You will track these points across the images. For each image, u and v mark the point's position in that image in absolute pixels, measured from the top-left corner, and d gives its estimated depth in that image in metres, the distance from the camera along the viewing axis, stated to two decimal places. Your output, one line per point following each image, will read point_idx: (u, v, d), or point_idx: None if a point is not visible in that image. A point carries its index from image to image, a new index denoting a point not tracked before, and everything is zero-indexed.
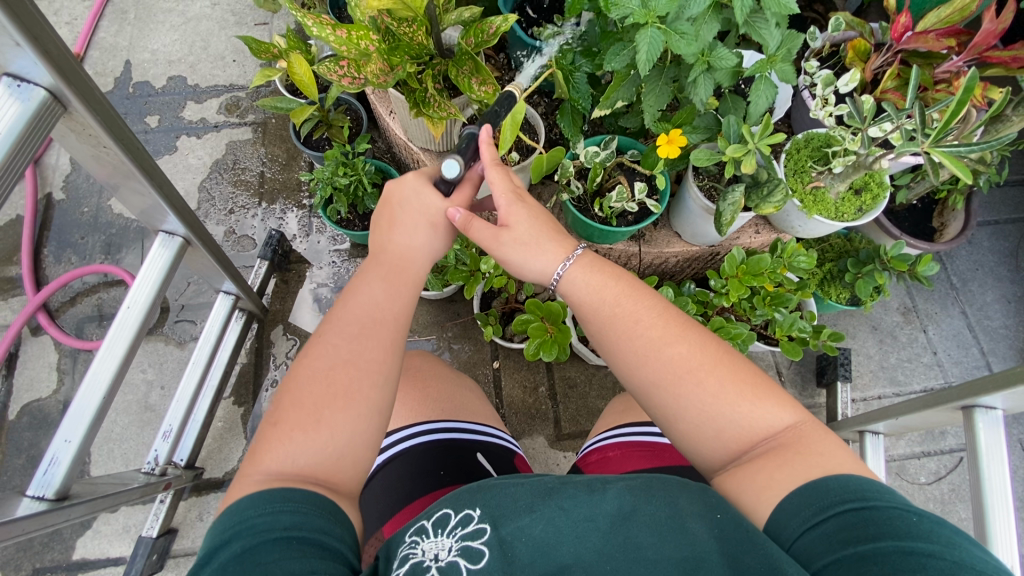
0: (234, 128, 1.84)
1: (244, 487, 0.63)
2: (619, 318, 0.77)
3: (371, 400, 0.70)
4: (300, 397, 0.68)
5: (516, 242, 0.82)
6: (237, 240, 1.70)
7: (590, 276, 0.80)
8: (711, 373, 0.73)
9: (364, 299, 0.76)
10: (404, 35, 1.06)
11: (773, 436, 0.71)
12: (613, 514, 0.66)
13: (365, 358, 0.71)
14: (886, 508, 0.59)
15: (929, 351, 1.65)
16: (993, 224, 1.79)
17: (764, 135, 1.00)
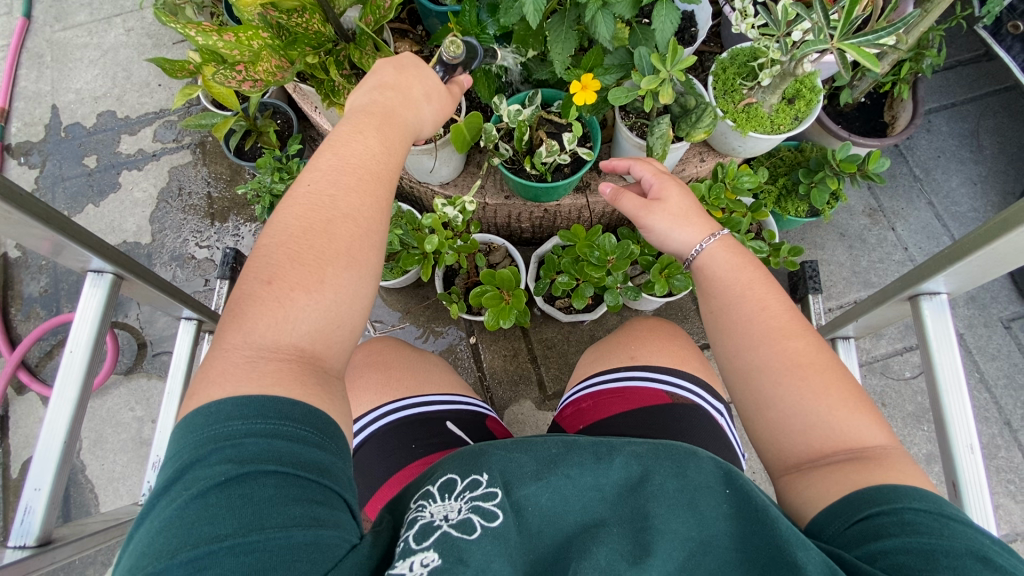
0: (172, 154, 1.81)
1: (231, 364, 0.58)
2: (748, 293, 0.78)
3: (369, 263, 0.68)
4: (297, 251, 0.64)
5: (667, 212, 0.88)
6: (197, 264, 1.69)
7: (731, 255, 0.82)
8: (821, 375, 0.70)
9: (357, 146, 0.72)
10: (297, 26, 1.03)
11: (858, 449, 0.66)
12: (621, 484, 0.66)
13: (364, 214, 0.68)
14: (963, 522, 0.56)
15: (899, 248, 1.63)
16: (950, 108, 1.76)
17: (675, 61, 0.97)
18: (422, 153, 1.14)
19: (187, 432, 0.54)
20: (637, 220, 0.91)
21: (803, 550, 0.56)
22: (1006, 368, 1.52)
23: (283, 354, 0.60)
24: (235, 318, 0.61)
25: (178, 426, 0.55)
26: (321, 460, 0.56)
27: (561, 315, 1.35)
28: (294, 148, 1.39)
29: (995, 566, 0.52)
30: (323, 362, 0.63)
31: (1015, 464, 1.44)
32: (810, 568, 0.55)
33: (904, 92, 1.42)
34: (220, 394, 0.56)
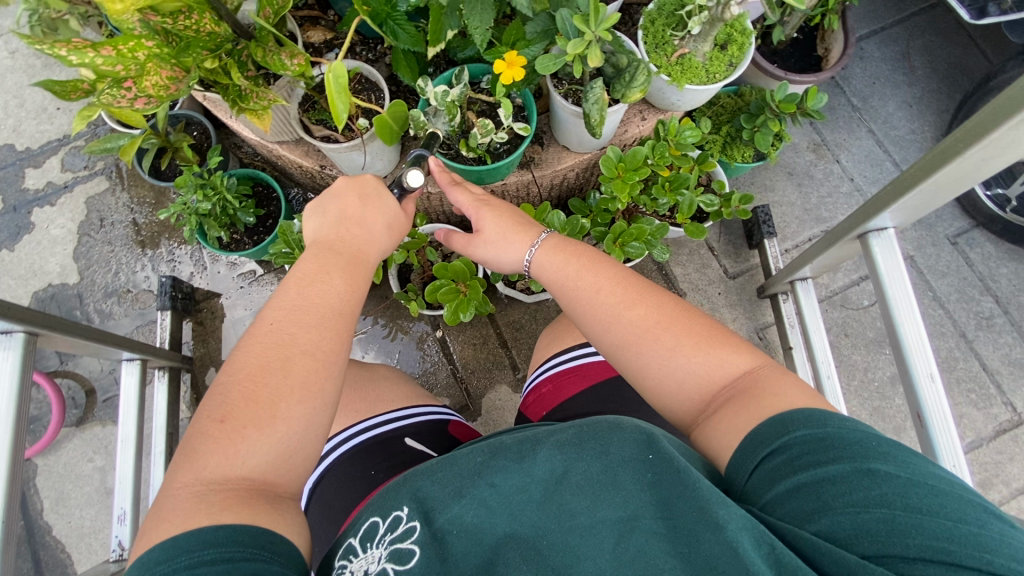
0: (86, 182, 1.67)
1: (180, 500, 0.57)
2: (583, 282, 0.80)
3: (326, 393, 0.68)
4: (252, 387, 0.64)
5: (487, 244, 0.93)
6: (134, 297, 1.58)
7: (557, 255, 0.84)
8: (667, 329, 0.73)
9: (323, 284, 0.73)
10: (186, 29, 0.93)
11: (731, 384, 0.69)
12: (546, 480, 0.65)
13: (324, 350, 0.68)
14: (848, 435, 0.56)
15: (846, 179, 1.65)
16: (879, 33, 1.76)
17: (599, 19, 0.91)
18: (350, 150, 1.07)
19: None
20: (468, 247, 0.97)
21: (723, 506, 0.54)
22: (956, 283, 1.57)
23: (234, 486, 0.60)
24: (189, 455, 0.60)
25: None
26: (252, 567, 0.53)
27: (524, 296, 1.32)
28: (214, 161, 1.29)
29: (877, 477, 0.52)
30: (276, 487, 0.63)
31: (973, 372, 1.51)
32: (731, 526, 0.53)
33: (834, 23, 1.40)
34: (167, 531, 0.54)
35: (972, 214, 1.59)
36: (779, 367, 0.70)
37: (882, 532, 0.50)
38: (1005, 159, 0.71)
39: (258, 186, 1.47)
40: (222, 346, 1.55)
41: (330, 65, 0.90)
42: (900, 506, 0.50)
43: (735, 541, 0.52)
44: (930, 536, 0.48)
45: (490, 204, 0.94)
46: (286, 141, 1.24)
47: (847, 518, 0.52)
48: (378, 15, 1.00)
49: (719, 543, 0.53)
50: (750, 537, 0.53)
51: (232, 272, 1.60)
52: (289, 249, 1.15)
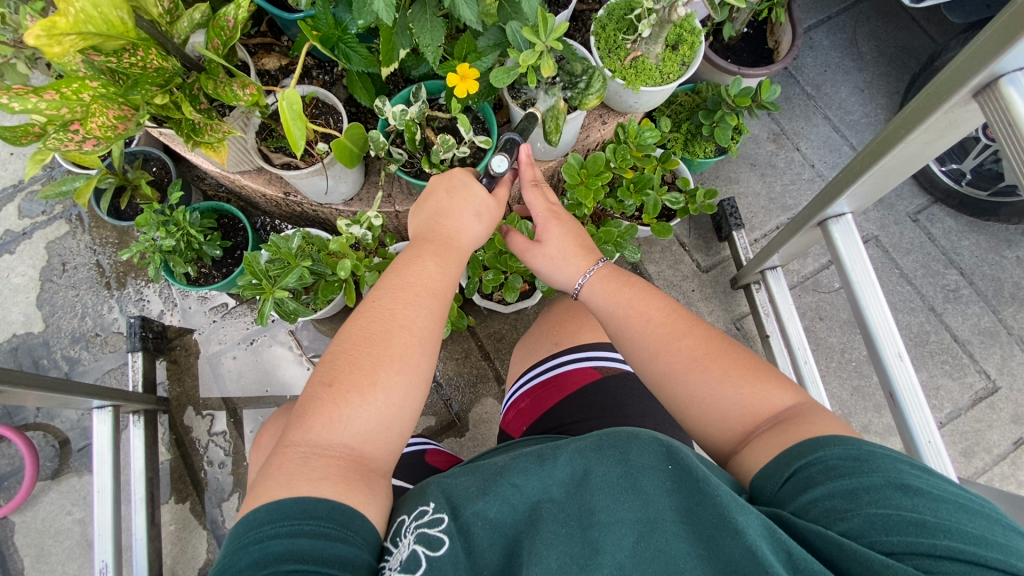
0: (45, 228, 1.62)
1: (288, 458, 0.63)
2: (631, 310, 0.82)
3: (418, 369, 0.73)
4: (356, 357, 0.71)
5: (546, 257, 0.93)
6: (103, 341, 1.54)
7: (608, 283, 0.86)
8: (716, 361, 0.73)
9: (418, 268, 0.80)
10: (132, 66, 0.91)
11: (774, 417, 0.69)
12: (567, 482, 0.64)
13: (420, 327, 0.75)
14: (884, 453, 0.57)
15: (807, 166, 1.69)
16: (826, 22, 1.81)
17: (549, 30, 0.92)
18: (311, 174, 1.07)
19: (231, 553, 0.54)
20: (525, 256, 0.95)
21: (742, 514, 0.55)
22: (921, 259, 1.62)
23: (333, 452, 0.64)
24: (300, 419, 0.67)
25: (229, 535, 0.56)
26: (345, 553, 0.55)
27: (502, 306, 1.30)
28: (174, 196, 1.27)
29: (910, 490, 0.53)
30: (370, 460, 0.67)
31: (945, 343, 1.55)
32: (750, 530, 0.54)
33: (781, 16, 1.43)
34: (273, 493, 0.59)
35: (930, 190, 1.64)
36: (824, 406, 0.69)
37: (911, 535, 0.51)
38: (945, 141, 0.73)
39: (224, 218, 1.45)
40: (199, 383, 1.51)
41: (283, 93, 0.88)
42: (933, 515, 0.51)
43: (757, 547, 0.52)
44: (960, 541, 0.50)
45: (561, 217, 0.95)
46: (247, 170, 1.22)
47: (877, 521, 0.52)
48: (329, 39, 0.99)
49: (740, 547, 0.53)
50: (769, 544, 0.53)
51: (204, 306, 1.57)
52: (258, 280, 1.13)
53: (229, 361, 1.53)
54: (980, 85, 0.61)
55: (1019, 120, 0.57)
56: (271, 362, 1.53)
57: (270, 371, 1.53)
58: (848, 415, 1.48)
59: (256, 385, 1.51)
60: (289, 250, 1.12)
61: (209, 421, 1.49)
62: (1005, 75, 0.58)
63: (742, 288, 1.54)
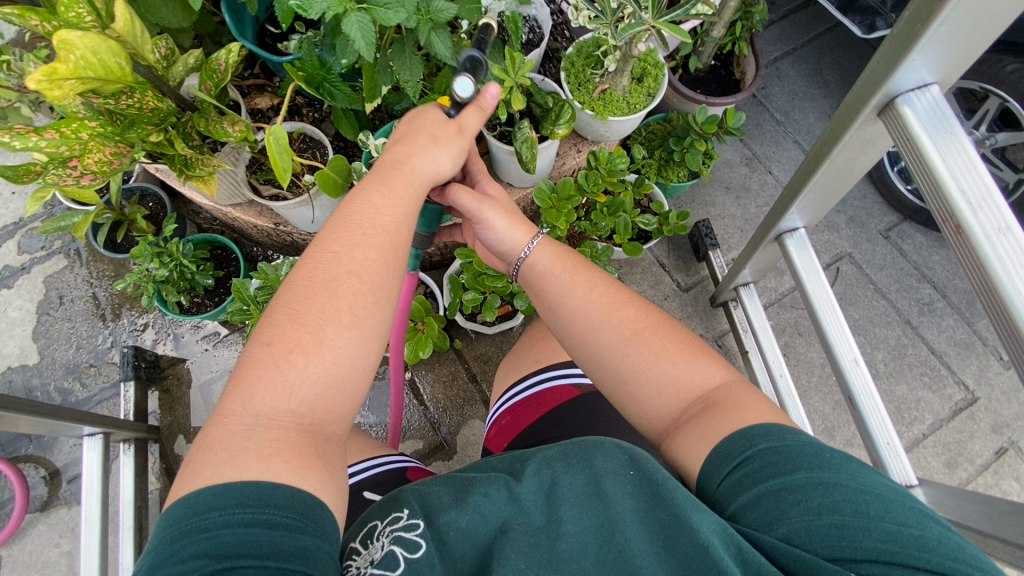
0: (44, 262, 1.67)
1: (230, 429, 0.58)
2: (575, 284, 0.80)
3: (373, 320, 0.67)
4: (297, 312, 0.63)
5: (503, 199, 0.89)
6: (97, 371, 1.57)
7: (552, 253, 0.84)
8: (652, 336, 0.75)
9: (364, 205, 0.71)
10: (129, 107, 0.97)
11: (707, 395, 0.71)
12: (536, 492, 0.66)
13: (369, 273, 0.67)
14: (806, 447, 0.59)
15: (780, 188, 1.75)
16: (791, 53, 1.91)
17: (518, 66, 1.01)
18: (298, 206, 1.12)
19: (173, 539, 0.51)
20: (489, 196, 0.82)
21: (696, 513, 0.58)
22: (894, 274, 1.67)
23: (282, 420, 0.60)
24: (239, 382, 0.61)
25: (168, 518, 0.53)
26: (306, 546, 0.54)
27: (485, 328, 1.31)
28: (169, 228, 1.32)
29: (829, 486, 0.55)
30: (323, 423, 0.63)
31: (923, 356, 1.58)
32: (704, 529, 0.56)
33: (744, 48, 1.53)
34: (219, 473, 0.55)
35: (898, 208, 1.71)
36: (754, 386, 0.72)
37: (832, 538, 0.53)
38: (868, 157, 0.79)
39: (217, 248, 1.50)
40: (191, 412, 1.53)
41: (271, 128, 0.95)
42: (851, 513, 0.53)
43: (711, 546, 0.55)
44: (878, 539, 0.51)
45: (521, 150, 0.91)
46: (239, 203, 1.29)
47: (802, 524, 0.54)
48: (314, 79, 1.07)
49: (695, 546, 0.56)
50: (722, 540, 0.56)
51: (197, 335, 1.61)
52: (246, 307, 1.17)
53: (220, 390, 1.55)
54: (883, 103, 0.67)
55: (915, 136, 0.63)
56: None
57: None
58: (831, 429, 1.49)
59: None
60: (277, 276, 1.18)
61: None
62: (900, 95, 0.65)
63: (721, 306, 1.58)
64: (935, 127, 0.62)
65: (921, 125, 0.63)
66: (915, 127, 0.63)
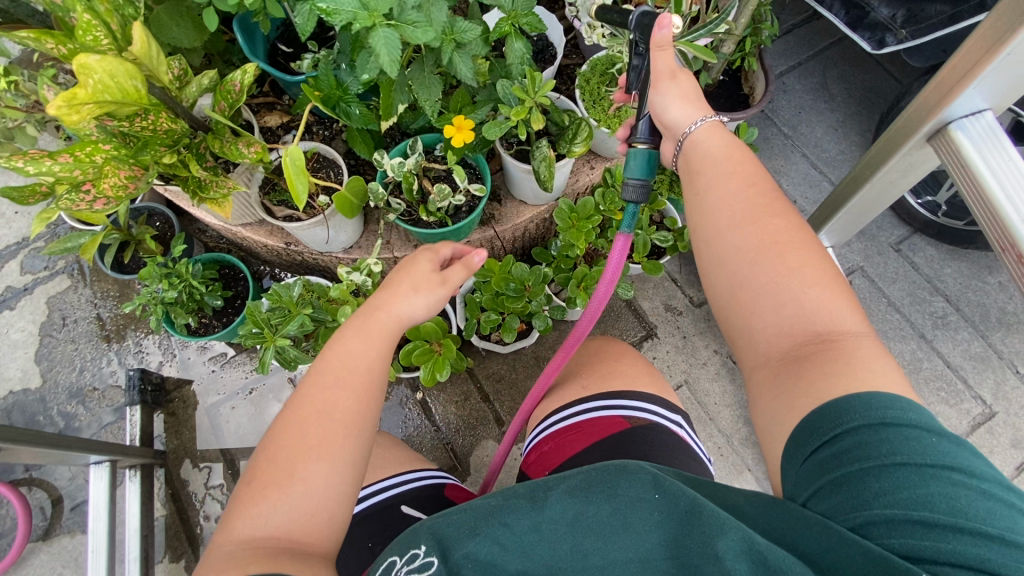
0: (46, 283, 1.64)
1: (209, 562, 0.59)
2: (730, 179, 0.72)
3: (345, 451, 0.65)
4: (274, 449, 0.64)
5: (679, 95, 0.80)
6: (101, 395, 1.54)
7: (720, 139, 0.77)
8: (794, 253, 0.65)
9: (342, 344, 0.71)
10: (143, 129, 0.95)
11: (827, 335, 0.62)
12: (558, 522, 0.63)
13: (341, 408, 0.66)
14: (906, 428, 0.53)
15: (790, 202, 1.75)
16: (797, 68, 1.92)
17: (537, 86, 1.00)
18: (312, 226, 1.11)
19: None
20: (650, 86, 0.81)
21: (721, 537, 0.55)
22: (907, 288, 1.66)
23: (254, 548, 0.59)
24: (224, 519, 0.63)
25: None
26: None
27: (500, 347, 1.30)
28: (178, 249, 1.30)
29: (926, 476, 0.51)
30: (304, 547, 0.61)
31: (939, 370, 1.57)
32: (728, 555, 0.54)
33: (753, 64, 1.53)
34: None
35: (908, 222, 1.71)
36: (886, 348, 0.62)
37: (915, 537, 0.49)
38: (909, 179, 0.85)
39: (226, 268, 1.48)
40: (197, 436, 1.50)
41: (287, 150, 0.94)
42: (945, 511, 0.49)
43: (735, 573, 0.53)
44: (969, 533, 0.48)
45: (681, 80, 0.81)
46: (249, 223, 1.27)
47: (881, 518, 0.51)
48: (330, 98, 1.06)
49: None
50: (748, 563, 0.53)
51: (203, 355, 1.58)
52: (259, 329, 1.14)
53: (226, 412, 1.52)
54: (933, 130, 0.73)
55: (969, 160, 0.67)
56: (269, 413, 1.52)
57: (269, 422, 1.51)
58: None
59: (254, 436, 1.50)
60: (290, 298, 1.15)
61: (206, 474, 1.47)
62: (954, 121, 0.70)
63: None
64: (988, 146, 0.67)
65: (974, 147, 0.68)
66: (969, 152, 0.68)
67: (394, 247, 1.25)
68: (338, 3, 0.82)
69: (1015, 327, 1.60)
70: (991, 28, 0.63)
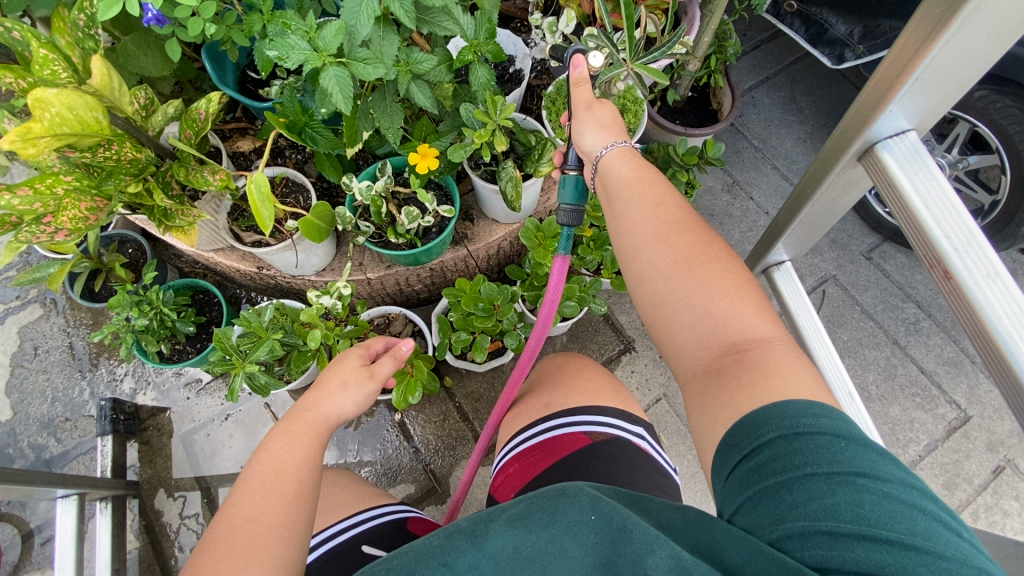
0: (18, 313, 1.62)
1: None
2: (643, 198, 0.74)
3: (273, 554, 0.65)
4: (198, 565, 0.62)
5: (594, 120, 0.84)
6: (73, 425, 1.51)
7: (629, 162, 0.78)
8: (708, 266, 0.67)
9: (269, 453, 0.74)
10: (107, 159, 0.96)
11: (746, 344, 0.63)
12: (497, 555, 0.63)
13: (268, 513, 0.67)
14: (815, 435, 0.54)
15: (762, 214, 1.78)
16: (765, 82, 1.97)
17: (498, 110, 1.01)
18: (280, 251, 1.11)
19: None
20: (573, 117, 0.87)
21: (649, 556, 0.56)
22: (879, 295, 1.68)
23: None
24: None
25: None
26: None
27: (476, 366, 1.28)
28: (148, 277, 1.30)
29: (835, 485, 0.52)
30: None
31: (914, 376, 1.59)
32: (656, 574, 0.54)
33: (720, 81, 1.56)
34: None
35: (878, 230, 1.74)
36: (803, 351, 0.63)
37: (826, 547, 0.50)
38: (852, 195, 0.86)
39: (200, 293, 1.47)
40: (172, 464, 1.48)
41: (253, 177, 0.94)
42: (850, 519, 0.50)
43: None
44: (874, 543, 0.49)
45: (597, 108, 0.85)
46: (221, 248, 1.26)
47: (797, 529, 0.51)
48: (296, 124, 1.06)
49: None
50: None
51: (178, 382, 1.56)
52: (229, 356, 1.13)
53: (202, 440, 1.50)
54: (863, 150, 0.73)
55: (896, 178, 0.69)
56: (245, 439, 1.50)
57: (244, 447, 1.49)
58: None
59: (229, 464, 1.48)
60: (259, 323, 1.14)
61: (181, 504, 1.44)
62: (880, 141, 0.71)
63: None
64: (913, 168, 0.68)
65: (900, 167, 0.69)
66: (897, 173, 0.69)
67: (365, 269, 1.26)
68: (288, 48, 0.83)
69: None
70: (900, 54, 0.63)
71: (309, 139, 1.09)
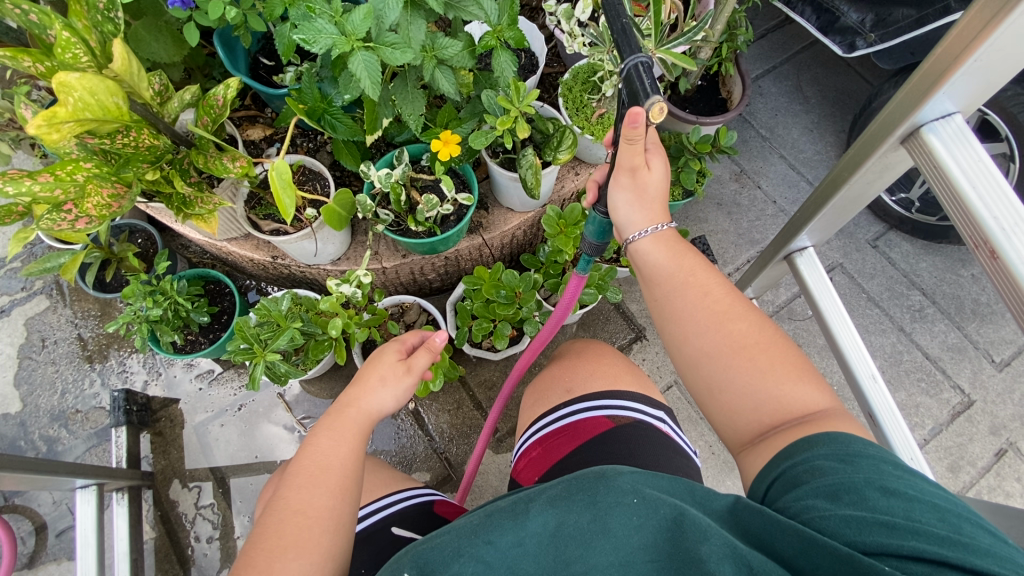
0: (24, 304, 1.60)
1: None
2: (688, 288, 0.75)
3: (322, 546, 0.66)
4: (252, 555, 0.64)
5: (634, 191, 0.77)
6: (84, 417, 1.50)
7: (668, 252, 0.77)
8: (762, 354, 0.69)
9: (315, 447, 0.74)
10: (125, 146, 0.94)
11: (802, 417, 0.66)
12: (541, 534, 0.63)
13: (315, 506, 0.68)
14: (868, 456, 0.57)
15: (770, 203, 1.79)
16: (771, 71, 1.97)
17: (521, 96, 1.01)
18: (300, 239, 1.10)
19: None
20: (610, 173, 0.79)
21: (703, 542, 0.57)
22: (885, 283, 1.71)
23: None
24: None
25: None
26: None
27: (492, 354, 1.29)
28: (161, 266, 1.28)
29: (888, 491, 0.54)
30: None
31: (919, 362, 1.61)
32: (712, 559, 0.55)
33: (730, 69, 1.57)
34: None
35: (884, 219, 1.76)
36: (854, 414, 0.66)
37: (882, 535, 0.51)
38: (885, 180, 0.88)
39: (211, 283, 1.46)
40: (186, 454, 1.47)
41: (274, 163, 0.93)
42: (903, 515, 0.52)
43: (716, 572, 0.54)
44: (926, 539, 0.50)
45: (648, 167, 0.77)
46: (235, 237, 1.25)
47: (851, 519, 0.53)
48: (315, 110, 1.05)
49: None
50: (731, 564, 0.55)
51: (189, 373, 1.55)
52: (249, 344, 1.12)
53: (215, 430, 1.50)
54: (907, 133, 0.75)
55: (942, 162, 0.70)
56: (258, 429, 1.50)
57: (257, 438, 1.49)
58: None
59: (243, 454, 1.47)
60: (279, 312, 1.13)
61: (196, 494, 1.44)
62: (926, 124, 0.72)
63: None
64: (959, 146, 0.69)
65: (945, 148, 0.70)
66: (941, 151, 0.70)
67: (382, 257, 1.25)
68: (315, 32, 0.83)
69: (988, 318, 1.65)
70: (951, 44, 0.65)
71: (329, 126, 1.08)
